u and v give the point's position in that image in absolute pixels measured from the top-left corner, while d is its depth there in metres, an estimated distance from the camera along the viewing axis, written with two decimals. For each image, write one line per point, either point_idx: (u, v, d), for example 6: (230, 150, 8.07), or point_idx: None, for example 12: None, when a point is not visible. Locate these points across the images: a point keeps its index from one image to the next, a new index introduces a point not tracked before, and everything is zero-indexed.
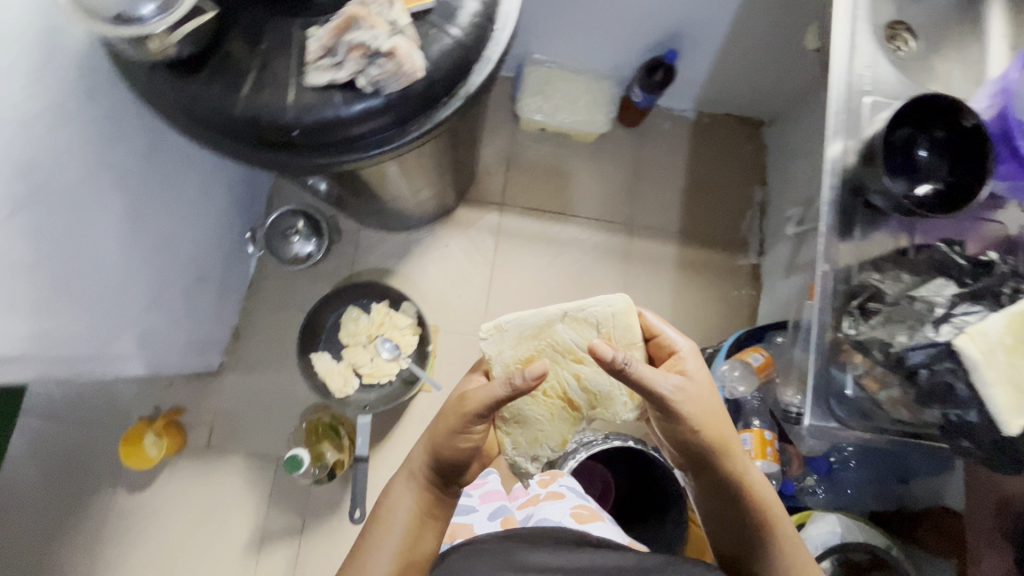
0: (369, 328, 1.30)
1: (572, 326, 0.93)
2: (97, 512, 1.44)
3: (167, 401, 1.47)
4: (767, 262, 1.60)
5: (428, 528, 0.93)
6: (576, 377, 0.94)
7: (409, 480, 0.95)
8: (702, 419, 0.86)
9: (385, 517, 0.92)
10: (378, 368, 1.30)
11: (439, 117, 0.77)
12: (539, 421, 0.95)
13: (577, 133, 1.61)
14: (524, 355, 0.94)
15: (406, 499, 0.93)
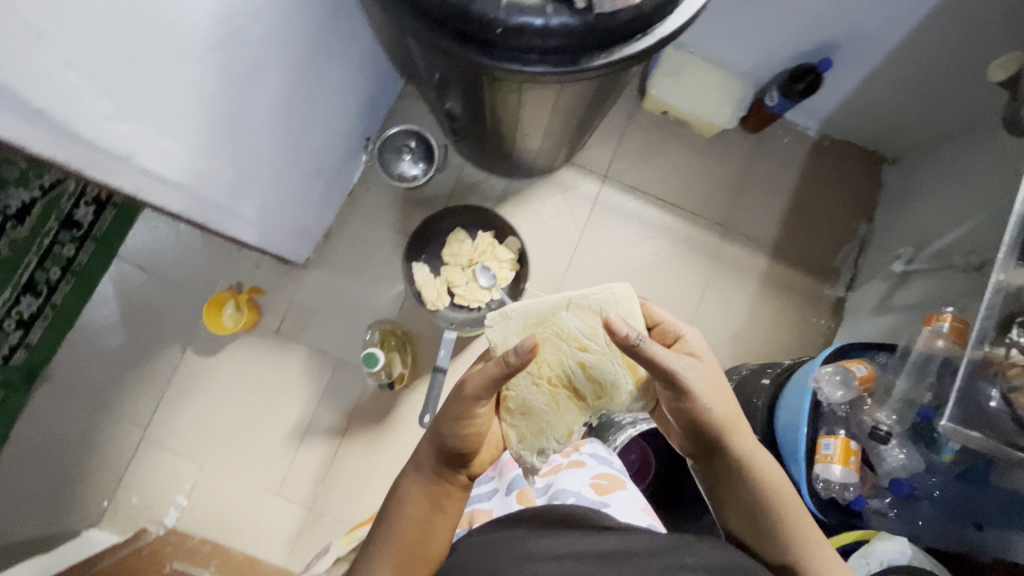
0: (471, 253, 1.34)
1: (576, 315, 0.91)
2: (165, 364, 1.53)
3: (250, 279, 1.55)
4: (854, 298, 1.57)
5: (444, 515, 0.89)
6: (582, 367, 0.90)
7: (416, 477, 0.91)
8: (710, 396, 0.86)
9: (400, 515, 0.88)
10: (471, 292, 1.34)
11: (629, 50, 0.78)
12: (545, 409, 0.92)
13: (697, 125, 1.59)
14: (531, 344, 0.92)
15: (424, 494, 0.90)
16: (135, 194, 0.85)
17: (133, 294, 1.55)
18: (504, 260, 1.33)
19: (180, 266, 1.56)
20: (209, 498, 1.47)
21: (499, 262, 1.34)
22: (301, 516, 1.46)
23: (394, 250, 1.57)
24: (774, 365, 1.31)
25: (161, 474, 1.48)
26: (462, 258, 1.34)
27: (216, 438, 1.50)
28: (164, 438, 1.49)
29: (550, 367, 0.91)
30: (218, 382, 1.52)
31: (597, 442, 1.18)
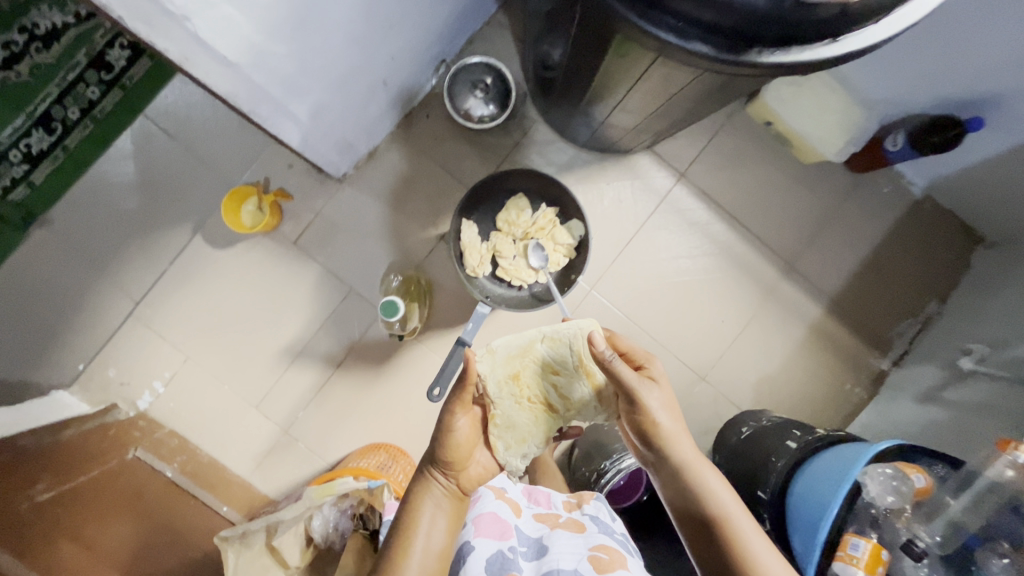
0: (527, 225, 1.25)
1: (549, 342, 0.93)
2: (170, 243, 1.42)
3: (278, 179, 1.42)
4: (897, 376, 1.47)
5: (446, 533, 0.91)
6: (555, 386, 0.93)
7: (410, 499, 0.92)
8: (660, 406, 0.88)
9: (401, 540, 0.88)
10: (516, 268, 1.24)
11: (810, 56, 0.64)
12: (529, 422, 0.94)
13: (799, 147, 1.43)
14: (512, 371, 0.94)
15: (427, 515, 0.90)
16: (180, 62, 0.72)
17: (152, 159, 1.43)
18: (561, 244, 1.22)
19: (209, 143, 1.43)
20: (187, 393, 1.40)
21: (555, 244, 1.24)
22: (275, 435, 1.41)
23: (437, 191, 1.45)
24: (806, 429, 1.22)
25: (143, 356, 1.41)
26: (517, 229, 1.25)
27: (206, 334, 1.42)
28: (154, 319, 1.41)
29: (527, 387, 0.93)
30: (221, 279, 1.42)
31: (601, 502, 1.06)
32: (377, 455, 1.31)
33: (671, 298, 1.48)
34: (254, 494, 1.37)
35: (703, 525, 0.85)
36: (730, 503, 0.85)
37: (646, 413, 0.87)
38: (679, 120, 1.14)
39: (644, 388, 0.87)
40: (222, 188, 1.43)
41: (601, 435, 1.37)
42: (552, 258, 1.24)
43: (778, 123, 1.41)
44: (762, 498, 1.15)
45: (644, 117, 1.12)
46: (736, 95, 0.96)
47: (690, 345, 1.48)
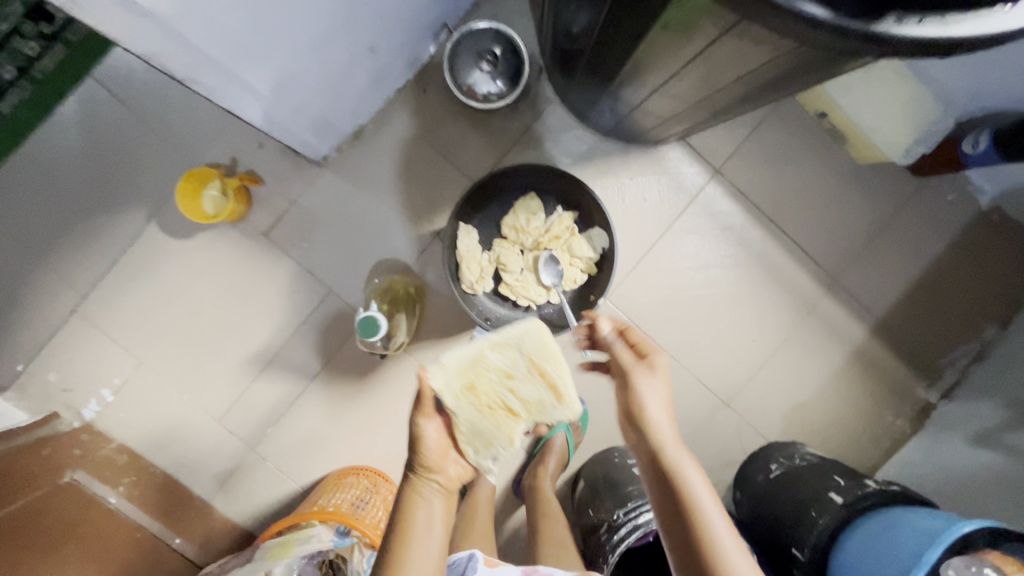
0: (538, 233, 1.11)
1: (497, 343, 0.78)
2: (118, 229, 1.22)
3: (249, 161, 1.23)
4: (947, 410, 1.29)
5: (445, 533, 0.77)
6: (516, 391, 0.77)
7: (397, 501, 0.77)
8: (652, 396, 0.74)
9: (394, 547, 0.73)
10: (524, 282, 1.11)
11: (956, 30, 0.44)
12: (494, 433, 0.76)
13: (857, 144, 1.22)
14: (465, 381, 0.76)
15: (421, 517, 0.75)
16: (63, 0, 0.51)
17: (102, 131, 1.22)
18: (578, 257, 1.09)
19: (170, 115, 1.23)
20: (140, 403, 1.23)
21: (572, 256, 1.10)
22: (239, 454, 1.24)
23: (433, 180, 1.25)
24: (852, 478, 1.05)
25: (90, 358, 1.22)
26: (527, 237, 1.11)
27: (162, 337, 1.23)
28: (102, 317, 1.23)
29: (486, 394, 0.76)
30: (181, 273, 1.23)
31: None
32: (359, 484, 1.13)
33: (696, 313, 1.29)
34: (213, 521, 1.21)
35: (684, 553, 0.66)
36: (723, 528, 0.66)
37: (634, 401, 0.74)
38: (728, 109, 0.94)
39: (639, 372, 0.76)
40: (184, 167, 1.23)
41: (613, 468, 1.16)
42: (568, 271, 1.10)
43: (834, 113, 1.19)
44: (796, 557, 1.00)
45: (690, 105, 0.92)
46: (816, 80, 0.75)
47: (715, 367, 1.30)
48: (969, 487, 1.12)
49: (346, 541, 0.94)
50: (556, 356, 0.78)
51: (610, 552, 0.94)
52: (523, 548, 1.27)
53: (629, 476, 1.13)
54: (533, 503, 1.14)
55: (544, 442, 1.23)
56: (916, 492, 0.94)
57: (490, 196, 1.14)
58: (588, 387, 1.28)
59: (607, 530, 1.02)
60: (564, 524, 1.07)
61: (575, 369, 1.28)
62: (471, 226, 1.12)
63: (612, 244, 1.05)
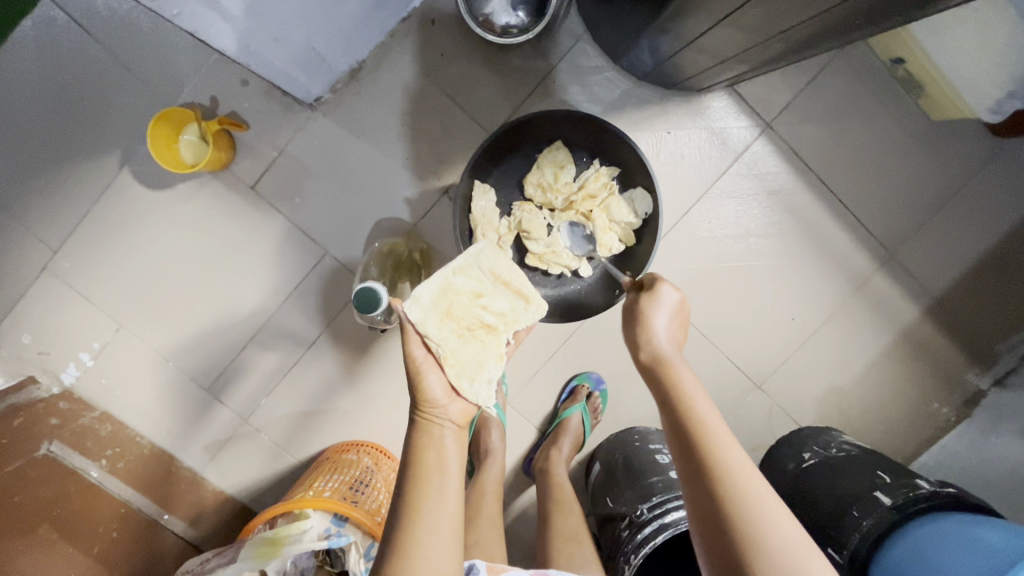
0: (570, 190, 0.98)
1: (459, 267, 0.76)
2: (82, 175, 1.08)
3: (234, 101, 1.08)
4: (1000, 399, 1.15)
5: (461, 472, 0.67)
6: (489, 307, 0.76)
7: (404, 449, 0.67)
8: (654, 325, 0.70)
9: (406, 494, 0.63)
10: (557, 247, 0.98)
11: None
12: (479, 352, 0.74)
13: (935, 99, 1.06)
14: (441, 311, 0.73)
15: (435, 459, 0.66)
16: None
17: (63, 61, 1.06)
18: (617, 220, 0.96)
19: (140, 45, 1.07)
20: (123, 368, 1.13)
21: (610, 219, 0.97)
22: (231, 425, 1.15)
23: (441, 128, 1.10)
24: (898, 472, 0.92)
25: (64, 320, 1.11)
26: (556, 197, 0.98)
27: (144, 298, 1.12)
28: (76, 275, 1.10)
29: (463, 316, 0.74)
30: (161, 229, 1.11)
31: None
32: (359, 464, 1.03)
33: (732, 285, 1.16)
34: (204, 493, 1.14)
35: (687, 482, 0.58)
36: (733, 455, 0.58)
37: (638, 329, 0.70)
38: (809, 44, 0.73)
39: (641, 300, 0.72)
40: (158, 107, 1.08)
41: (634, 454, 1.07)
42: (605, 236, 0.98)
43: (915, 62, 1.03)
44: (834, 559, 0.88)
45: (764, 36, 0.73)
46: (918, 16, 0.59)
47: (749, 345, 1.19)
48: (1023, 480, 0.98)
49: (344, 540, 0.84)
50: (513, 265, 0.80)
51: (632, 553, 0.86)
52: (531, 529, 1.20)
53: (650, 465, 1.03)
54: (544, 487, 1.05)
55: (558, 422, 1.14)
56: (974, 496, 0.82)
57: (510, 149, 0.99)
58: (608, 363, 1.17)
59: (629, 526, 0.93)
60: (578, 514, 0.97)
61: (595, 344, 1.16)
62: (488, 185, 0.98)
63: (657, 210, 0.92)
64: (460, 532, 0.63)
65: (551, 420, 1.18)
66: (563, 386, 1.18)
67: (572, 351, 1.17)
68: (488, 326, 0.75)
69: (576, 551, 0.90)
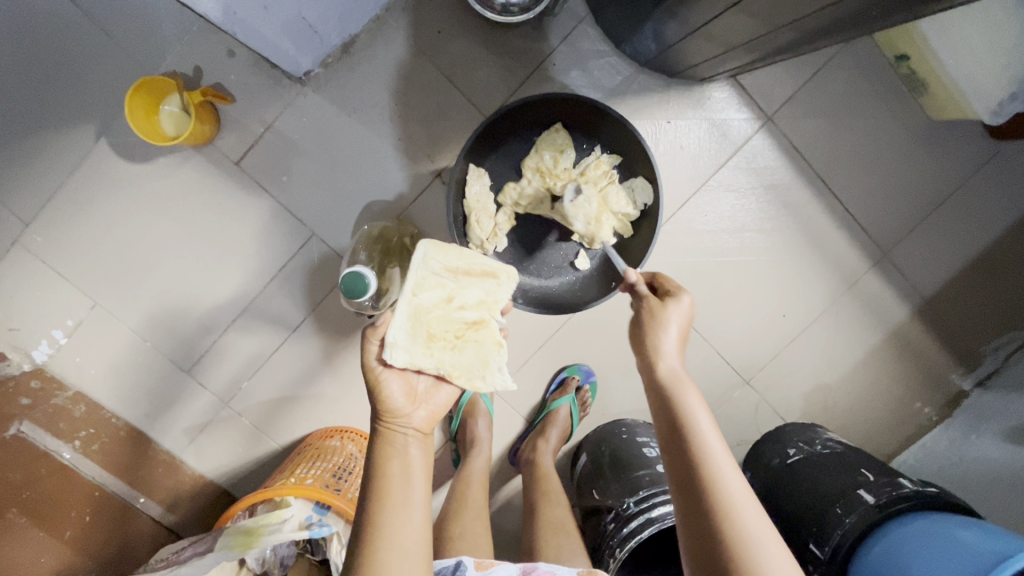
0: (568, 176, 0.95)
1: (416, 288, 0.71)
2: (56, 143, 1.03)
3: (218, 72, 1.04)
4: (981, 400, 1.16)
5: (426, 478, 0.66)
6: (465, 304, 0.73)
7: (367, 456, 0.66)
8: (669, 339, 0.68)
9: (369, 508, 0.61)
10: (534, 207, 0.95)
11: None
12: (479, 351, 0.71)
13: (937, 98, 1.05)
14: (424, 337, 0.69)
15: (399, 468, 0.64)
16: None
17: (34, 21, 1.00)
18: (615, 210, 0.92)
19: (118, 7, 1.01)
20: (97, 347, 1.09)
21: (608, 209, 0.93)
22: (210, 409, 1.12)
23: (435, 108, 1.06)
24: (883, 472, 0.93)
25: (36, 296, 1.06)
26: (554, 182, 0.95)
27: (120, 275, 1.08)
28: (49, 248, 1.05)
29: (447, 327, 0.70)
30: (140, 204, 1.06)
31: None
32: (342, 451, 1.02)
33: (725, 280, 1.15)
34: (181, 477, 1.11)
35: (685, 509, 0.58)
36: (739, 485, 0.58)
37: (652, 336, 0.69)
38: (820, 34, 0.70)
39: (658, 308, 0.70)
40: (137, 75, 1.03)
41: (620, 446, 1.06)
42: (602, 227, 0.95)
43: (919, 58, 1.01)
44: (814, 555, 0.89)
45: (776, 25, 0.71)
46: (922, 15, 0.59)
47: (740, 341, 1.18)
48: (1003, 481, 0.99)
49: (324, 530, 0.82)
50: (464, 253, 0.76)
51: (618, 547, 0.86)
52: (516, 519, 1.20)
53: (637, 458, 1.02)
54: (530, 478, 1.04)
55: (546, 413, 1.13)
56: (957, 498, 0.83)
57: (508, 133, 0.96)
58: (599, 355, 1.16)
59: (615, 519, 0.92)
60: (565, 505, 0.97)
61: (586, 336, 1.15)
62: (483, 169, 0.95)
63: (657, 200, 0.91)
64: (425, 541, 0.62)
65: (539, 411, 1.17)
66: (551, 376, 1.17)
67: (563, 342, 1.15)
68: (471, 322, 0.72)
69: (563, 542, 0.89)
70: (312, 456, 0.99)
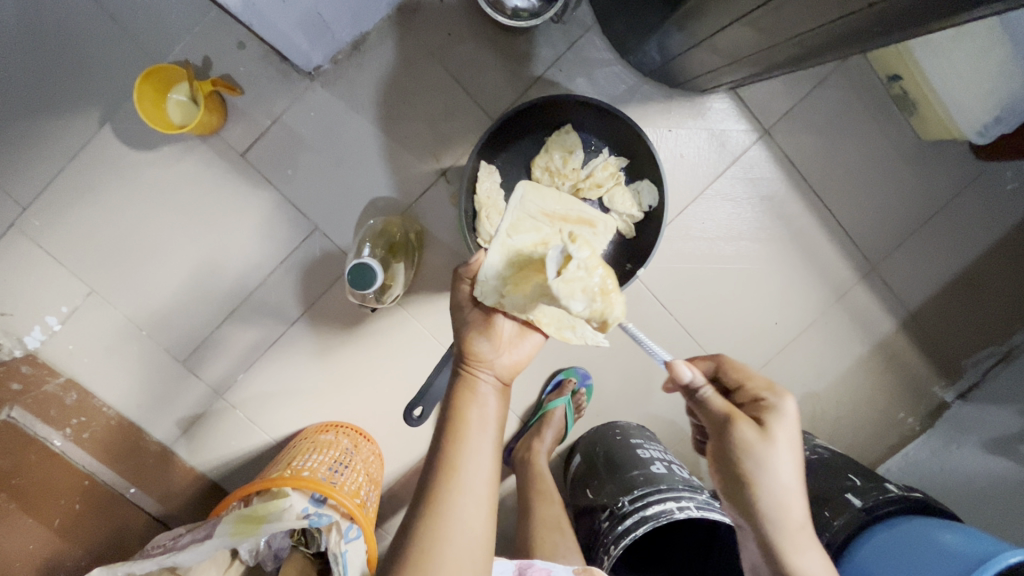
0: (577, 177, 0.97)
1: (513, 227, 0.77)
2: (59, 127, 1.02)
3: (228, 63, 1.04)
4: (962, 411, 1.20)
5: (498, 430, 0.71)
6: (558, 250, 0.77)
7: (449, 396, 0.73)
8: (783, 484, 0.64)
9: (445, 446, 0.67)
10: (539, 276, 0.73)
11: None
12: None
13: (926, 118, 1.09)
14: (516, 277, 0.75)
15: (477, 412, 0.71)
16: None
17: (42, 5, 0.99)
18: (620, 211, 0.96)
19: None
20: (91, 335, 1.07)
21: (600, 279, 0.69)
22: (204, 401, 1.11)
23: (442, 108, 1.08)
24: (868, 478, 0.95)
25: (30, 281, 1.05)
26: (563, 182, 0.97)
27: (118, 263, 1.07)
28: (46, 233, 1.04)
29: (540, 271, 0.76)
30: (142, 192, 1.06)
31: None
32: (338, 445, 1.01)
33: (720, 287, 1.18)
34: (172, 470, 1.10)
35: None
36: None
37: (749, 479, 0.64)
38: (821, 51, 0.73)
39: (767, 452, 0.64)
40: (145, 63, 1.03)
41: (615, 446, 1.06)
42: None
43: (910, 79, 1.06)
44: None
45: (779, 39, 0.74)
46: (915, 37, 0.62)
47: (733, 348, 1.21)
48: (981, 490, 1.03)
49: (324, 520, 0.83)
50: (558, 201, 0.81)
51: (613, 544, 0.87)
52: (508, 520, 1.20)
53: (632, 458, 1.02)
54: (526, 477, 1.05)
55: (542, 413, 1.14)
56: (941, 503, 0.85)
57: (515, 134, 0.99)
58: (595, 357, 1.18)
59: (609, 518, 0.93)
60: (560, 503, 0.99)
61: None
62: (493, 166, 0.97)
63: (662, 203, 0.93)
64: (492, 487, 0.66)
65: (536, 411, 1.18)
66: (548, 377, 1.18)
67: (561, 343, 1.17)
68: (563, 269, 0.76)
69: (559, 541, 0.91)
70: (308, 449, 0.99)
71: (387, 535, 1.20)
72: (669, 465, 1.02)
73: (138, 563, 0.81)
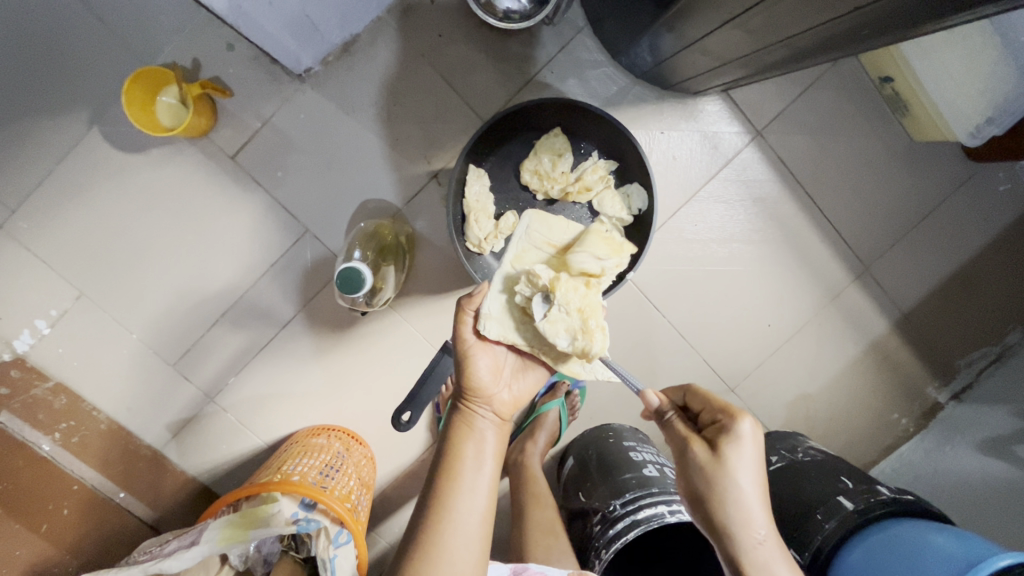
0: (566, 181, 0.97)
1: (517, 256, 0.82)
2: (46, 129, 1.02)
3: (217, 65, 1.04)
4: (955, 412, 1.20)
5: (495, 469, 0.73)
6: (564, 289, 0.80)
7: (449, 430, 0.75)
8: (742, 503, 0.64)
9: (441, 484, 0.70)
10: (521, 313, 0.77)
11: None
12: None
13: (919, 119, 1.09)
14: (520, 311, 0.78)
15: (473, 450, 0.73)
16: None
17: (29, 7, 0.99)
18: (609, 214, 0.95)
19: None
20: (80, 339, 1.07)
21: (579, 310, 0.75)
22: (195, 405, 1.11)
23: (433, 110, 1.07)
24: (862, 480, 0.95)
25: (18, 285, 1.04)
26: (552, 185, 0.97)
27: (106, 266, 1.06)
28: (34, 237, 1.04)
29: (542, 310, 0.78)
30: (131, 196, 1.05)
31: None
32: (329, 449, 1.01)
33: (713, 289, 1.17)
34: (164, 475, 1.10)
35: None
36: None
37: (709, 501, 0.65)
38: (811, 53, 0.73)
39: (719, 471, 0.65)
40: (133, 66, 1.02)
41: (608, 450, 1.06)
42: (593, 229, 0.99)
43: (901, 80, 1.06)
44: (795, 561, 0.90)
45: (769, 41, 0.73)
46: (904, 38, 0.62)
47: (726, 349, 1.20)
48: (971, 491, 1.03)
49: (313, 526, 0.82)
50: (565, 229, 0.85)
51: (604, 549, 0.87)
52: (502, 523, 1.20)
53: (624, 462, 1.03)
54: (518, 481, 1.05)
55: (535, 416, 1.13)
56: (931, 505, 0.85)
57: (505, 135, 0.98)
58: None
59: (601, 521, 0.93)
60: (553, 507, 0.98)
61: None
62: (482, 169, 0.97)
63: (652, 206, 0.93)
64: (484, 531, 0.69)
65: (528, 414, 1.18)
66: None
67: None
68: None
69: (553, 544, 0.91)
70: (299, 453, 0.98)
71: (379, 540, 1.18)
72: (661, 468, 1.03)
73: (125, 569, 0.81)
